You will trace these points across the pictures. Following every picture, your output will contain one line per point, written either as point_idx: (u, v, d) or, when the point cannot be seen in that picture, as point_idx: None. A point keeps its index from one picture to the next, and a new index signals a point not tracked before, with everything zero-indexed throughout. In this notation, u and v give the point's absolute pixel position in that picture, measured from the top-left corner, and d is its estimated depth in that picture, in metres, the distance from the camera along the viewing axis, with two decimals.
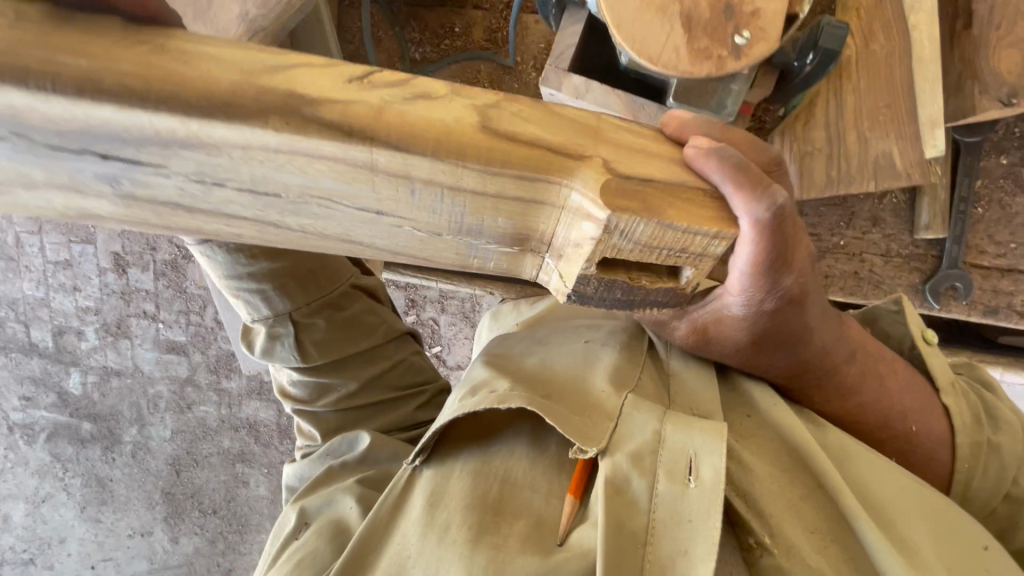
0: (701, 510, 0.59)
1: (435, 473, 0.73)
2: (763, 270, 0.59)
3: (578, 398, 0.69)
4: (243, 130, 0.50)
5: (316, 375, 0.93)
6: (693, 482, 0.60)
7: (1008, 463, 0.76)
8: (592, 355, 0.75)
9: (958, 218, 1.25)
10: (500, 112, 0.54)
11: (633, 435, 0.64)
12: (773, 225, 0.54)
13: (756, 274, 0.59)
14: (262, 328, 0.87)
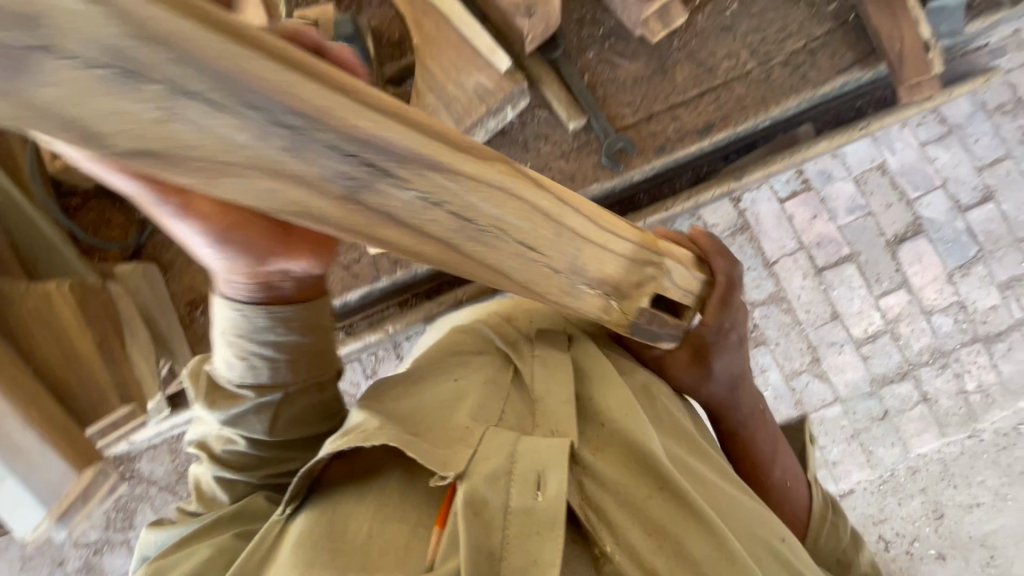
0: (549, 514, 0.69)
1: (304, 518, 0.78)
2: (722, 311, 0.97)
3: (444, 432, 0.78)
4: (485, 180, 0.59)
5: (257, 447, 0.91)
6: (540, 494, 0.71)
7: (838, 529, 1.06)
8: (459, 397, 0.84)
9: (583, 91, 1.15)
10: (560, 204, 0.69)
11: (488, 458, 0.74)
12: (733, 278, 0.98)
13: (723, 311, 0.97)
14: (247, 396, 0.87)
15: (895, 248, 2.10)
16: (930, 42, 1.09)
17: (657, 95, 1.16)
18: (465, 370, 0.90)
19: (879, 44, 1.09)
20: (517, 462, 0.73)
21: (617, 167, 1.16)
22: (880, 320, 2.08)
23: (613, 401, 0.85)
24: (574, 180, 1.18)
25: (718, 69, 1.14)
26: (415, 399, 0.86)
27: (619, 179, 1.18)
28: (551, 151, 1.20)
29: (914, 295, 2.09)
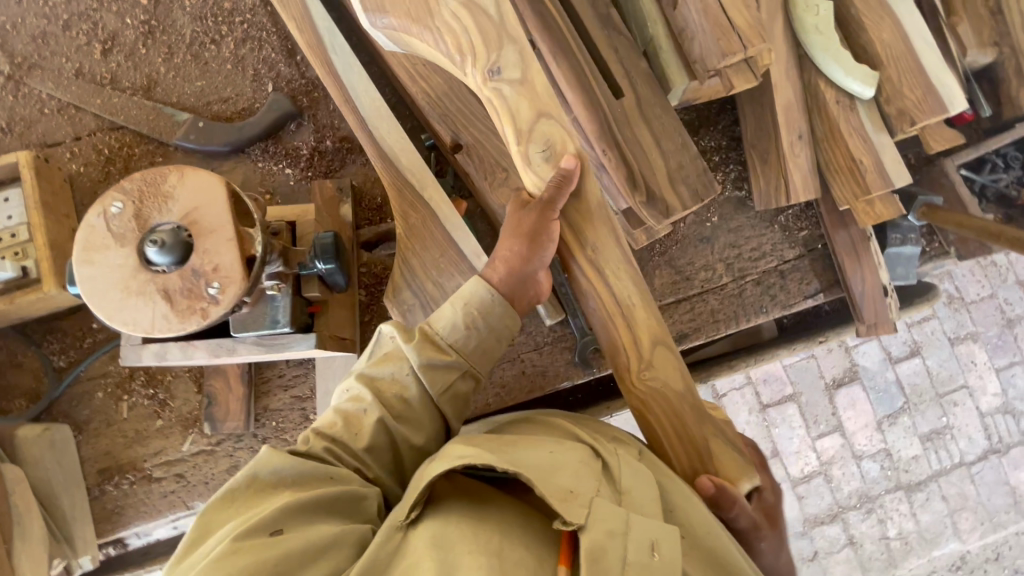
0: (668, 564, 0.59)
1: (434, 520, 0.62)
2: None
3: (544, 472, 0.64)
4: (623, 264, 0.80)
5: (312, 469, 0.69)
6: (655, 555, 0.59)
7: None
8: (570, 467, 0.67)
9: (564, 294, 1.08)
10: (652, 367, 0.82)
11: (601, 514, 0.60)
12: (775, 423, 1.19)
13: None
14: (379, 343, 0.82)
15: (833, 392, 2.26)
16: (887, 287, 1.11)
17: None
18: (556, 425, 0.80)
19: (842, 277, 1.12)
20: (657, 553, 0.59)
21: (589, 368, 1.08)
22: (816, 461, 2.23)
23: (698, 517, 0.67)
24: (546, 376, 1.09)
25: (694, 279, 1.14)
26: (538, 445, 0.71)
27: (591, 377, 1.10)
28: (525, 342, 1.10)
29: (848, 439, 2.25)
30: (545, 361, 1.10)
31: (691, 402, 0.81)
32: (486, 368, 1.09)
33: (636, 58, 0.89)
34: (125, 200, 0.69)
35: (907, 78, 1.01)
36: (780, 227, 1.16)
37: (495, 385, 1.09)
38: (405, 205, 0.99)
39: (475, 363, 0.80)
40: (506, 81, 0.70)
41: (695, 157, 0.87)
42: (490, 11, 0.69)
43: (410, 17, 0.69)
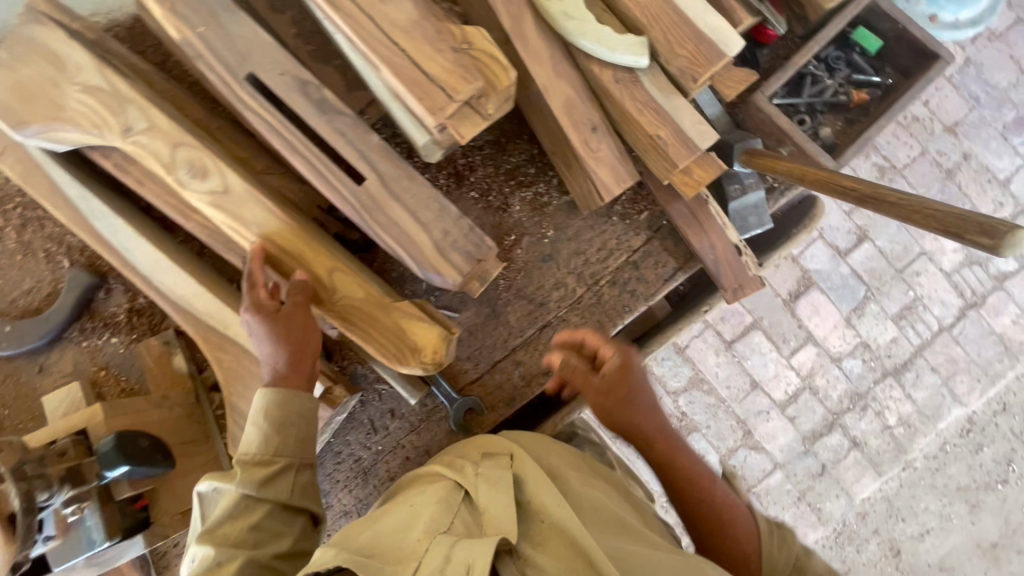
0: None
1: None
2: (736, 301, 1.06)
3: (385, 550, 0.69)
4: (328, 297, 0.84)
5: None
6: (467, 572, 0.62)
7: None
8: (423, 528, 0.71)
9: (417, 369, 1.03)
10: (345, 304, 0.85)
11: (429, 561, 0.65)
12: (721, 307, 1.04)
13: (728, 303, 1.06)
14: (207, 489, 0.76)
15: (793, 305, 2.17)
16: (740, 245, 1.04)
17: (494, 344, 1.08)
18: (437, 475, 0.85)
19: (693, 250, 1.05)
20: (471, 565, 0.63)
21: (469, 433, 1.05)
22: (796, 378, 2.15)
23: (552, 502, 0.75)
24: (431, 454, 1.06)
25: (548, 302, 1.08)
26: (399, 511, 0.76)
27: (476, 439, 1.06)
28: (401, 426, 1.07)
29: (821, 346, 2.16)
30: (426, 438, 1.07)
31: (372, 301, 0.84)
32: (371, 466, 1.06)
33: (368, 133, 0.83)
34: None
35: (675, 33, 0.92)
36: (620, 217, 1.09)
37: (384, 480, 1.07)
38: (218, 349, 0.96)
39: (296, 453, 0.79)
40: (139, 133, 0.88)
41: (457, 219, 0.80)
42: (104, 89, 0.89)
43: (50, 117, 0.91)
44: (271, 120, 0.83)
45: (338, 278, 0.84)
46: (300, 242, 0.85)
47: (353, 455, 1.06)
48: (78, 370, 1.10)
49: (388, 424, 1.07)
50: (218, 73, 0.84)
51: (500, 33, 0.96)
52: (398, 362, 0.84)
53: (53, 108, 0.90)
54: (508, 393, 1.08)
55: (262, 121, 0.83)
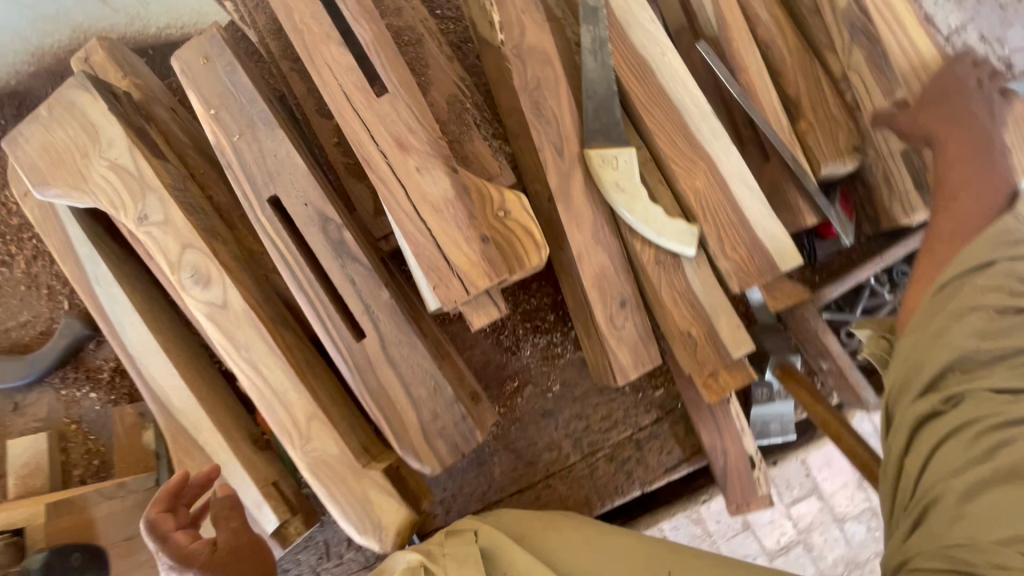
0: None
1: None
2: (742, 499, 0.94)
3: None
4: (301, 439, 0.79)
5: None
6: None
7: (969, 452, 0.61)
8: None
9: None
10: (319, 449, 0.79)
11: None
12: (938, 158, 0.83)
13: (734, 493, 0.94)
14: None
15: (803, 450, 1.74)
16: (754, 457, 0.95)
17: (469, 495, 1.01)
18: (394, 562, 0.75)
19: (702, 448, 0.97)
20: None
21: None
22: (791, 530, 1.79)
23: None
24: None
25: (537, 462, 1.01)
26: None
27: None
28: (355, 558, 1.01)
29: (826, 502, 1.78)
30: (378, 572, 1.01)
31: (345, 460, 0.78)
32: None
33: (379, 287, 0.77)
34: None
35: (728, 232, 0.85)
36: (631, 388, 1.01)
37: None
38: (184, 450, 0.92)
39: None
40: (152, 225, 0.85)
41: (450, 403, 0.75)
42: (132, 170, 0.87)
43: (72, 185, 0.88)
44: (283, 249, 0.79)
45: (314, 426, 0.79)
46: (286, 378, 0.80)
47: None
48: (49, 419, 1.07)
49: (341, 549, 1.01)
50: (243, 187, 0.80)
51: (545, 186, 0.90)
52: (356, 535, 0.77)
53: (77, 177, 0.88)
54: None
55: (274, 246, 0.79)
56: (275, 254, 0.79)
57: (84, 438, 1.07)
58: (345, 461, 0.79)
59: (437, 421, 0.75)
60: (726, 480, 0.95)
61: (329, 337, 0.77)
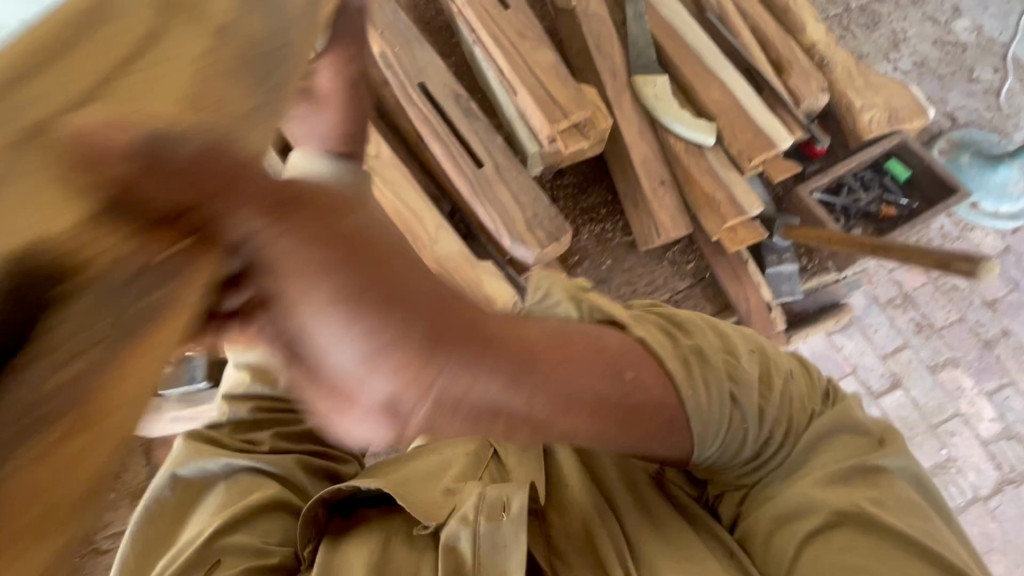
0: (510, 536, 0.75)
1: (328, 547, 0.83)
2: (762, 328, 1.19)
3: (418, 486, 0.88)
4: (432, 241, 1.06)
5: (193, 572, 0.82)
6: (507, 514, 0.77)
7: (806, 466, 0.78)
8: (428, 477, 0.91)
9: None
10: (444, 249, 1.05)
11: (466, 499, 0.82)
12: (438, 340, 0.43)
13: (755, 325, 1.19)
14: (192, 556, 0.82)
15: None
16: (771, 303, 1.21)
17: None
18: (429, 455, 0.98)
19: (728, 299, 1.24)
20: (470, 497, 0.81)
21: None
22: None
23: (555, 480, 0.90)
24: None
25: None
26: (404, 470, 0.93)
27: None
28: None
29: None
30: None
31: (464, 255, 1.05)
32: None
33: (494, 136, 1.09)
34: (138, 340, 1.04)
35: (737, 126, 1.21)
36: (669, 261, 1.29)
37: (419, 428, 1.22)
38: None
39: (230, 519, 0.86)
40: None
41: (548, 206, 1.05)
42: None
43: None
44: (426, 112, 1.10)
45: (441, 233, 1.06)
46: (419, 200, 1.08)
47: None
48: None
49: None
50: (398, 75, 1.12)
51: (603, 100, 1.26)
52: None
53: None
54: None
55: (419, 110, 1.10)
56: (420, 115, 1.10)
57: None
58: (462, 258, 1.04)
59: (538, 219, 1.04)
60: (751, 313, 1.20)
61: (458, 166, 1.06)
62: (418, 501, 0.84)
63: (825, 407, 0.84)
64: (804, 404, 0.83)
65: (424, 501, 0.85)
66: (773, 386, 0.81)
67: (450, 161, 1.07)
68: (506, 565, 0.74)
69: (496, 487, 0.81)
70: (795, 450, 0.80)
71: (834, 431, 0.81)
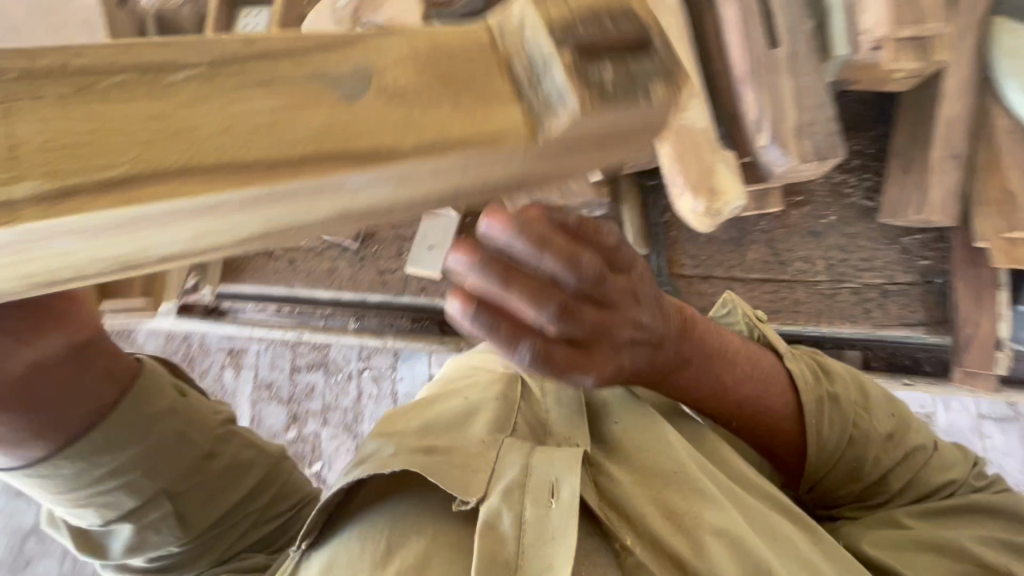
0: (560, 527, 0.74)
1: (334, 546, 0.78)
2: (978, 363, 1.07)
3: (459, 453, 0.82)
4: (697, 114, 0.92)
5: (168, 564, 0.83)
6: (553, 501, 0.76)
7: (839, 410, 0.93)
8: (465, 418, 0.89)
9: (652, 233, 1.22)
10: (696, 121, 0.94)
11: (508, 468, 0.81)
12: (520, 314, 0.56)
13: (974, 356, 1.07)
14: (130, 531, 0.80)
15: None
16: (1002, 341, 1.08)
17: (725, 260, 1.20)
18: (474, 389, 0.95)
19: (952, 316, 1.09)
20: (530, 474, 0.79)
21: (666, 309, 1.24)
22: None
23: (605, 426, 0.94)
24: None
25: (789, 266, 1.17)
26: (425, 418, 0.89)
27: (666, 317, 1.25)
28: None
29: None
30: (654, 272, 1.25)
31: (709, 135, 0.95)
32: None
33: (807, 19, 0.93)
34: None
35: None
36: (901, 247, 1.13)
37: None
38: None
39: (142, 474, 0.79)
40: None
41: (829, 120, 0.94)
42: None
43: None
44: None
45: (704, 107, 0.97)
46: (699, 62, 0.98)
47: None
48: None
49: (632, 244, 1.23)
50: None
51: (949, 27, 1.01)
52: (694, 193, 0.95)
53: None
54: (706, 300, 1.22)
55: None
56: None
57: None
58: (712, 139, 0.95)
59: (806, 129, 0.93)
60: (979, 343, 1.07)
61: (750, 37, 0.92)
62: (456, 468, 0.79)
63: (888, 438, 0.94)
64: (872, 439, 0.93)
65: (457, 469, 0.79)
66: (829, 410, 0.93)
67: (747, 28, 0.92)
68: (553, 559, 0.72)
69: (544, 462, 0.80)
70: (842, 472, 0.93)
71: (901, 425, 0.97)
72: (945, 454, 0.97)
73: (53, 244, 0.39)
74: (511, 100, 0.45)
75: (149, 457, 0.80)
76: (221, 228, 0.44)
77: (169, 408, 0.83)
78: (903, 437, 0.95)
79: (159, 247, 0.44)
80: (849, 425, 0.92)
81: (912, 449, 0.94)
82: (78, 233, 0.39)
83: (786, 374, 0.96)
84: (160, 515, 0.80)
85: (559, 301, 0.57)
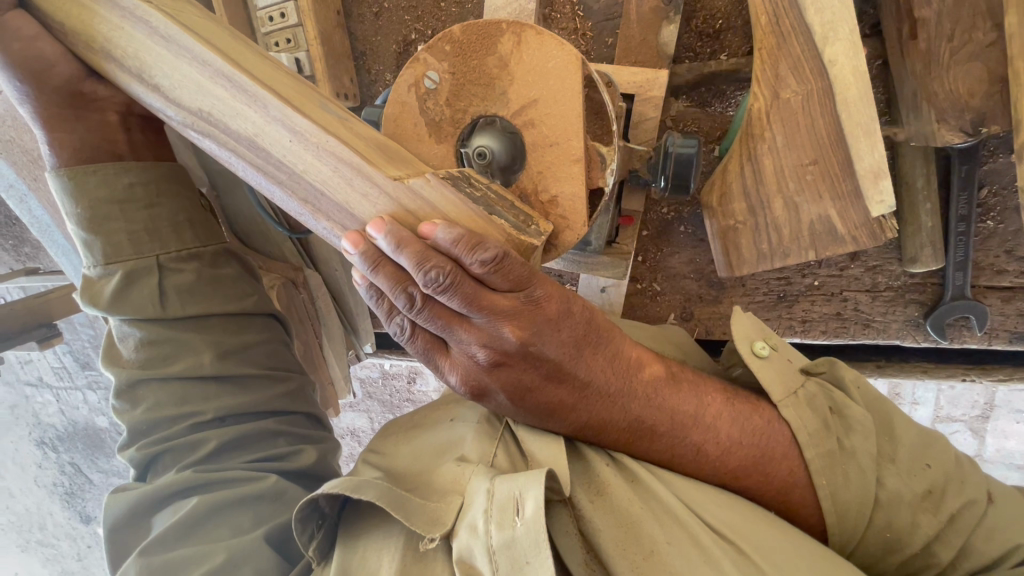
0: (532, 548, 0.56)
1: (345, 543, 0.67)
2: None
3: (432, 490, 0.66)
4: None
5: (168, 382, 0.73)
6: (519, 519, 0.57)
7: (861, 463, 0.66)
8: (448, 446, 0.72)
9: (957, 243, 0.86)
10: None
11: (474, 505, 0.61)
12: (376, 258, 0.56)
13: None
14: (115, 279, 0.70)
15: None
16: None
17: None
18: (464, 409, 0.77)
19: None
20: (495, 486, 0.61)
21: (942, 336, 0.95)
22: None
23: (593, 471, 0.68)
24: (815, 308, 1.02)
25: None
26: (413, 444, 0.75)
27: (929, 342, 0.98)
28: (829, 266, 0.99)
29: None
30: (872, 258, 0.96)
31: None
32: (792, 296, 1.02)
33: None
34: (438, 74, 0.71)
35: None
36: None
37: (762, 291, 1.04)
38: (851, 87, 0.75)
39: (140, 256, 0.71)
40: None
41: None
42: None
43: None
44: None
45: None
46: None
47: (760, 287, 1.04)
48: (526, 4, 0.89)
49: (989, 265, 0.92)
50: None
51: None
52: None
53: None
54: (928, 293, 0.96)
55: None
56: None
57: (577, 33, 0.96)
58: None
59: None
60: None
61: None
62: (429, 502, 0.63)
63: (924, 496, 0.65)
64: (902, 495, 0.65)
65: (424, 501, 0.63)
66: (844, 464, 0.67)
67: None
68: None
69: (509, 477, 0.61)
70: (874, 544, 0.67)
71: (962, 479, 0.67)
72: (1007, 509, 0.67)
73: (180, 62, 0.56)
74: (400, 174, 0.58)
75: (146, 228, 0.72)
76: (272, 132, 0.56)
77: (193, 218, 0.77)
78: (948, 492, 0.66)
79: (200, 85, 0.56)
80: (872, 481, 0.65)
81: (957, 511, 0.65)
82: (198, 67, 0.56)
83: (786, 427, 0.69)
84: (148, 285, 0.71)
85: (458, 281, 0.56)
